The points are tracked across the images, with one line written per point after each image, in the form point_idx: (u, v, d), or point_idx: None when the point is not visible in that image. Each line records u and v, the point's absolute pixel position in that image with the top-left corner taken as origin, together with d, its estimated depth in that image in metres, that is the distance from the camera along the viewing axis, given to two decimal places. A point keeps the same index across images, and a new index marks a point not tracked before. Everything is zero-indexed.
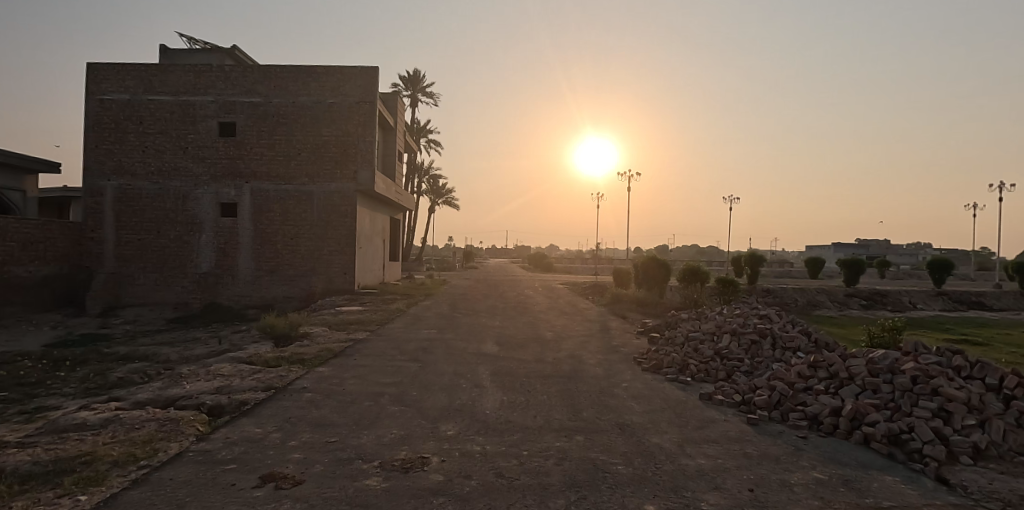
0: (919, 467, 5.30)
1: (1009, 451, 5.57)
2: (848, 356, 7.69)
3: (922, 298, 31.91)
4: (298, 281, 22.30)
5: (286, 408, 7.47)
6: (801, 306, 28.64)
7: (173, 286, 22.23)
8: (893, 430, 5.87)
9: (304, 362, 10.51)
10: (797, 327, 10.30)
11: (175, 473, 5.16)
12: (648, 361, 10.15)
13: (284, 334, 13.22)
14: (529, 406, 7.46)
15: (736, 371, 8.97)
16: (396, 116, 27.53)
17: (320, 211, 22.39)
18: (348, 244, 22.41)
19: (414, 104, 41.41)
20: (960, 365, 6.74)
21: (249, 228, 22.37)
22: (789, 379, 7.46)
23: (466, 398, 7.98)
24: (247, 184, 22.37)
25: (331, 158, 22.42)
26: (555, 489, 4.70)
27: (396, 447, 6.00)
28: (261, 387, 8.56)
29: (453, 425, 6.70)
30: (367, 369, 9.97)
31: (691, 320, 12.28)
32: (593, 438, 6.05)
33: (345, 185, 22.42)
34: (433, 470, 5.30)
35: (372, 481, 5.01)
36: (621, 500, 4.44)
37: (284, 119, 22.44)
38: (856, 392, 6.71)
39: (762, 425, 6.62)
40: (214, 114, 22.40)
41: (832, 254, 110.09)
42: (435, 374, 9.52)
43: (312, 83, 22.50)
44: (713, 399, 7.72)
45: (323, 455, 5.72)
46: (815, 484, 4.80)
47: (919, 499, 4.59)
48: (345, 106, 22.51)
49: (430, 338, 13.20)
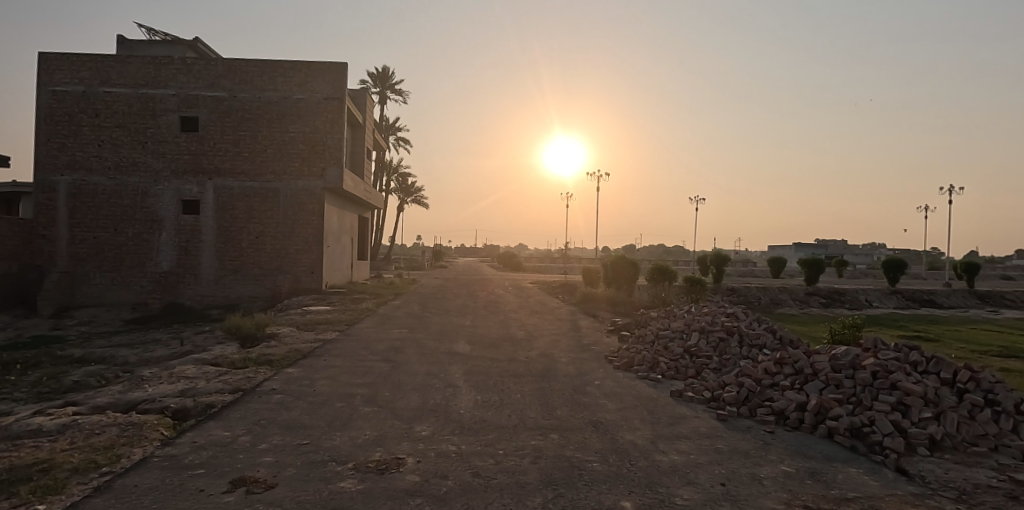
0: (880, 458, 5.52)
1: (962, 442, 5.85)
2: (812, 352, 7.95)
3: (878, 296, 33.20)
4: (264, 280, 21.81)
5: (255, 411, 7.31)
6: (764, 305, 29.44)
7: (132, 286, 21.45)
8: (856, 423, 6.11)
9: (271, 363, 10.28)
10: (763, 325, 10.59)
11: (140, 479, 5.00)
12: (620, 359, 10.29)
13: (250, 335, 12.92)
14: (504, 405, 7.48)
15: (705, 367, 9.16)
16: (365, 112, 27.20)
17: (286, 209, 21.92)
18: (316, 243, 22.03)
19: (383, 101, 40.89)
20: (917, 360, 7.03)
21: (212, 226, 21.74)
22: (756, 376, 7.68)
23: (440, 398, 7.93)
24: (210, 181, 21.74)
25: (298, 154, 21.98)
26: (531, 488, 4.73)
27: (370, 448, 5.94)
28: (228, 389, 8.36)
29: (427, 425, 6.66)
30: (337, 369, 9.82)
31: (660, 318, 12.49)
32: (568, 436, 6.10)
33: (312, 183, 22.03)
34: (408, 471, 5.26)
35: (347, 483, 4.95)
36: (598, 497, 4.50)
37: (249, 115, 21.87)
38: (821, 388, 6.92)
39: (731, 420, 6.80)
40: (176, 108, 21.73)
41: (792, 254, 113.97)
42: (408, 374, 9.44)
43: (279, 78, 22.05)
44: (683, 395, 7.87)
45: (295, 458, 5.62)
46: (784, 477, 4.95)
47: (881, 489, 4.79)
48: (313, 101, 22.14)
49: (402, 338, 13.09)
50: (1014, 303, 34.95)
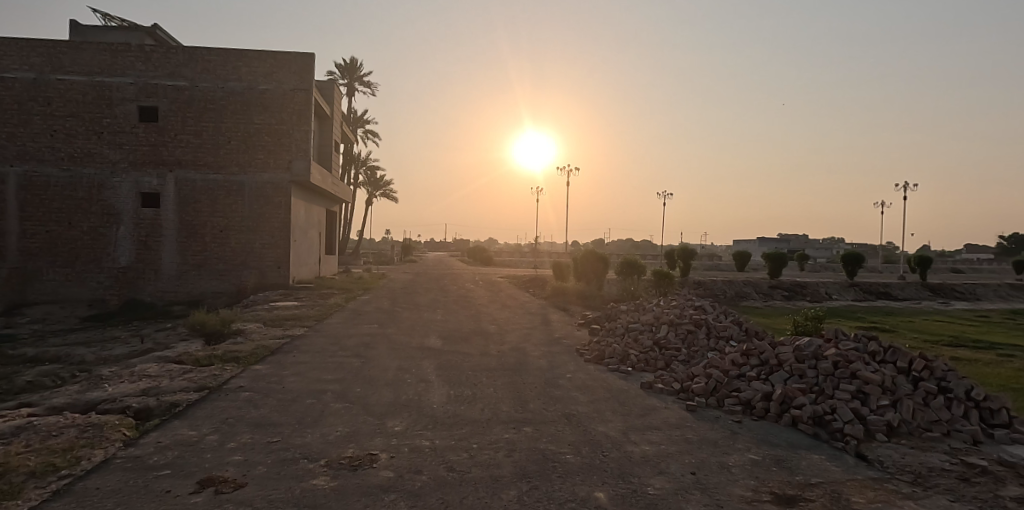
0: (841, 445, 5.74)
1: (917, 428, 6.12)
2: (776, 344, 8.20)
3: (837, 289, 34.36)
4: (229, 276, 21.26)
5: (222, 409, 7.14)
6: (729, 298, 30.15)
7: (88, 282, 20.65)
8: (818, 411, 6.33)
9: (238, 360, 10.06)
10: (730, 317, 10.85)
11: (102, 482, 4.83)
12: (591, 352, 10.40)
13: (215, 332, 12.60)
14: (477, 399, 7.49)
15: (674, 359, 9.35)
16: (333, 104, 26.71)
17: (251, 202, 21.39)
18: (283, 237, 21.59)
19: (351, 93, 40.17)
20: (875, 350, 7.31)
21: (173, 219, 21.05)
22: (723, 367, 7.90)
23: (412, 393, 7.89)
24: (170, 172, 21.03)
25: (264, 147, 21.46)
26: (506, 481, 4.76)
27: (343, 444, 5.88)
28: (193, 387, 8.15)
29: (400, 421, 6.62)
30: (307, 365, 9.66)
31: (629, 312, 12.67)
32: (541, 429, 6.15)
33: (278, 175, 21.54)
34: (382, 467, 5.23)
35: (319, 481, 4.90)
36: (572, 488, 4.56)
37: (212, 105, 21.22)
38: (785, 378, 7.14)
39: (700, 411, 6.97)
40: (133, 97, 20.94)
41: (756, 249, 117.12)
42: (379, 370, 9.35)
43: (243, 67, 21.48)
44: (653, 387, 8.02)
45: (265, 456, 5.52)
46: (751, 465, 5.10)
47: (843, 474, 4.99)
48: (279, 93, 21.66)
49: (372, 334, 12.95)
50: (963, 295, 36.61)
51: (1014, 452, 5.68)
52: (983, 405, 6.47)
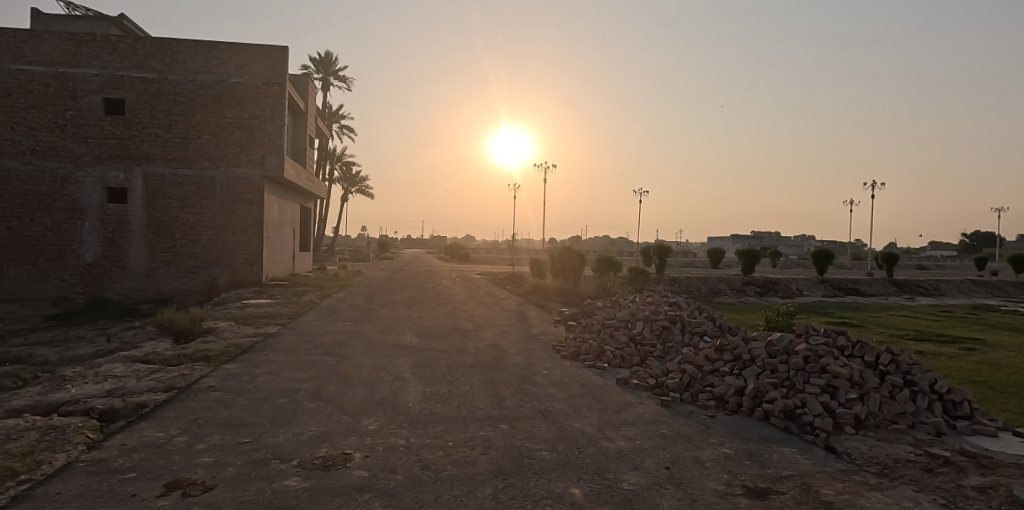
0: (811, 438, 5.86)
1: (884, 420, 6.27)
2: (749, 339, 8.32)
3: (808, 285, 35.08)
4: (199, 273, 20.78)
5: (191, 409, 6.96)
6: (703, 294, 30.56)
7: (51, 280, 19.98)
8: (789, 405, 6.44)
9: (208, 359, 9.83)
10: (703, 313, 10.98)
11: (64, 486, 4.67)
12: (567, 349, 10.42)
13: (185, 331, 12.29)
14: (453, 396, 7.45)
15: (650, 355, 9.41)
16: (307, 99, 26.26)
17: (222, 198, 20.91)
18: (256, 234, 21.18)
19: (326, 88, 39.55)
20: (844, 345, 7.47)
21: (141, 215, 20.47)
22: (697, 363, 7.99)
23: (387, 391, 7.80)
24: (138, 167, 20.42)
25: (236, 141, 21.00)
26: (481, 478, 4.73)
27: (316, 444, 5.78)
28: (161, 387, 7.93)
29: (375, 419, 6.54)
30: (280, 364, 9.49)
31: (605, 308, 12.74)
32: (517, 426, 6.14)
33: (250, 171, 21.11)
34: (355, 466, 5.15)
35: (291, 481, 4.81)
36: (546, 485, 4.55)
37: (181, 98, 20.68)
38: (758, 373, 7.24)
39: (675, 406, 7.04)
40: (99, 89, 20.27)
41: (730, 246, 119.11)
42: (354, 368, 9.24)
43: (214, 60, 20.98)
44: (629, 383, 8.08)
45: (235, 457, 5.40)
46: (724, 459, 5.17)
47: (813, 467, 5.08)
48: (251, 86, 21.23)
49: (347, 331, 12.78)
50: (928, 291, 37.73)
51: (975, 443, 5.85)
52: (946, 397, 6.64)
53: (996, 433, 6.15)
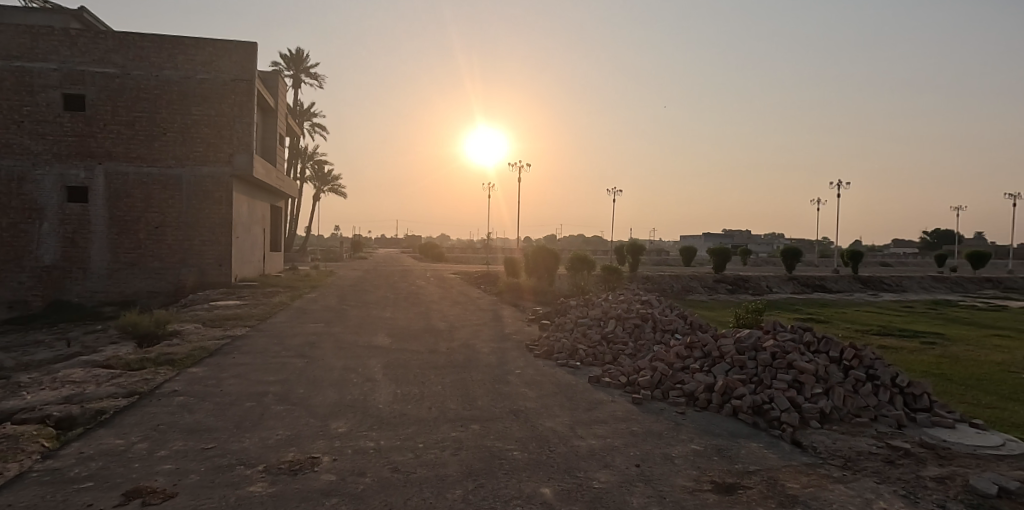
0: (778, 432, 5.96)
1: (848, 414, 6.42)
2: (719, 336, 8.44)
3: (777, 283, 35.82)
4: (165, 274, 20.20)
5: (153, 415, 6.75)
6: (676, 292, 30.96)
7: (8, 282, 19.23)
8: (757, 401, 6.54)
9: (173, 363, 9.55)
10: (675, 311, 11.10)
11: (14, 498, 4.47)
12: (540, 347, 10.43)
13: (149, 334, 11.93)
14: (424, 397, 7.36)
15: (622, 353, 9.47)
16: (277, 96, 25.76)
17: (189, 197, 20.37)
18: (224, 234, 20.71)
19: (297, 85, 38.85)
20: (810, 341, 7.63)
21: (103, 214, 19.81)
22: (668, 360, 8.07)
23: (358, 393, 7.68)
24: (99, 165, 19.74)
25: (202, 139, 20.47)
26: (452, 480, 4.69)
27: (283, 448, 5.65)
28: (122, 392, 7.67)
29: (344, 422, 6.43)
30: (248, 367, 9.27)
31: (578, 307, 12.78)
32: (488, 426, 6.10)
33: (218, 169, 20.62)
34: (323, 470, 5.05)
35: (256, 487, 4.69)
36: (517, 485, 4.52)
37: (145, 94, 20.07)
38: (727, 369, 7.34)
39: (646, 403, 7.08)
40: (57, 84, 19.56)
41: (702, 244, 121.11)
42: (324, 370, 9.08)
43: (179, 56, 20.44)
44: (601, 381, 8.11)
45: (198, 463, 5.24)
46: (693, 456, 5.21)
47: (779, 461, 5.16)
48: (218, 83, 20.73)
49: (318, 332, 12.57)
50: (890, 287, 38.94)
51: (933, 435, 6.02)
52: (907, 390, 6.82)
53: (954, 424, 6.34)
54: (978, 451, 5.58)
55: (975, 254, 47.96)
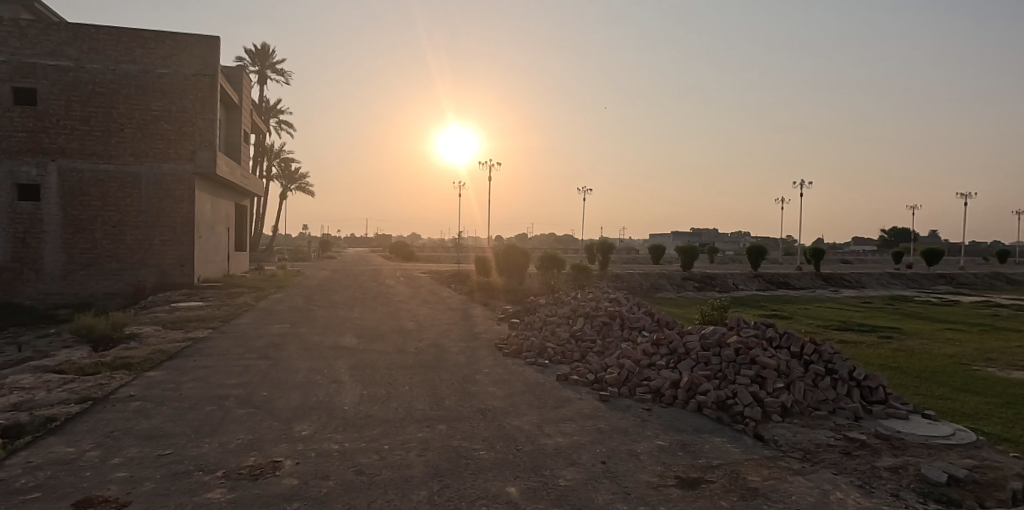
0: (740, 427, 6.08)
1: (808, 407, 6.58)
2: (685, 333, 8.56)
3: (743, 280, 36.62)
4: (124, 275, 19.50)
5: (107, 421, 6.49)
6: (645, 290, 31.38)
7: None
8: (721, 396, 6.66)
9: (130, 367, 9.22)
10: (642, 308, 11.23)
11: None
12: (509, 346, 10.41)
13: (105, 337, 11.48)
14: (391, 398, 7.27)
15: (590, 350, 9.53)
16: (242, 92, 25.17)
17: (148, 195, 19.71)
18: (186, 233, 20.13)
19: (262, 81, 37.98)
20: (773, 336, 7.80)
21: (56, 213, 19.00)
22: (635, 358, 8.15)
23: (323, 395, 7.54)
24: (52, 161, 18.91)
25: (163, 135, 19.85)
26: (417, 481, 4.63)
27: (244, 452, 5.51)
28: (75, 398, 7.36)
29: (308, 424, 6.29)
30: (209, 370, 9.01)
31: (547, 306, 12.82)
32: (455, 426, 6.05)
33: (179, 166, 20.03)
34: (285, 474, 4.93)
35: (214, 494, 4.54)
36: (482, 485, 4.50)
37: (101, 89, 19.32)
38: (692, 366, 7.45)
39: (613, 400, 7.14)
40: (6, 77, 18.69)
41: (671, 241, 123.00)
42: (288, 372, 8.89)
43: (138, 49, 19.77)
44: (569, 379, 8.14)
45: (154, 470, 5.07)
46: (658, 451, 5.26)
47: (741, 455, 5.26)
48: (179, 78, 20.14)
49: (283, 334, 12.31)
50: (850, 283, 40.25)
51: (888, 426, 6.23)
52: (864, 384, 7.02)
53: (907, 415, 6.57)
54: (930, 440, 5.79)
55: (929, 251, 49.93)
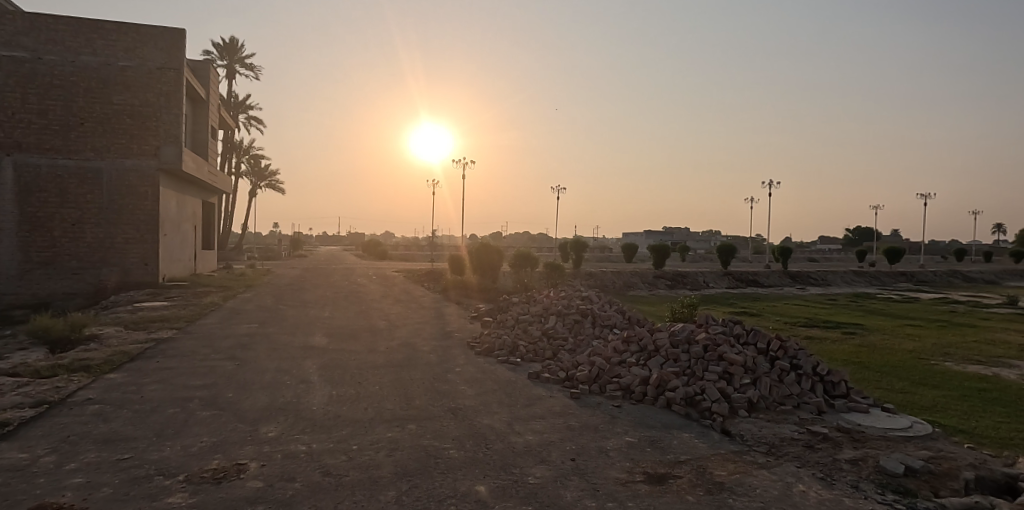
0: (708, 422, 6.17)
1: (774, 402, 6.72)
2: (655, 330, 8.66)
3: (713, 278, 37.28)
4: (84, 275, 18.86)
5: (63, 426, 6.25)
6: (618, 288, 31.69)
7: None
8: (689, 392, 6.75)
9: (89, 369, 8.91)
10: (613, 306, 11.32)
11: None
12: (481, 345, 10.39)
13: (63, 338, 11.07)
14: (360, 398, 7.17)
15: (561, 348, 9.57)
16: (209, 87, 24.57)
17: (110, 191, 19.07)
18: (150, 231, 19.56)
19: (231, 75, 37.11)
20: (740, 333, 7.96)
21: (10, 210, 18.23)
22: (606, 355, 8.21)
23: (290, 395, 7.40)
24: (7, 156, 18.13)
25: (125, 130, 19.25)
26: (385, 481, 4.58)
27: (207, 455, 5.37)
28: (28, 402, 7.07)
29: (274, 426, 6.17)
30: (172, 372, 8.76)
31: (519, 304, 12.83)
32: (425, 426, 6.00)
33: (143, 162, 19.46)
34: (250, 477, 4.82)
35: (175, 498, 4.42)
36: (452, 484, 4.47)
37: (59, 81, 18.61)
38: (662, 363, 7.54)
39: (584, 397, 7.18)
40: None
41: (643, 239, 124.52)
42: (255, 372, 8.71)
43: (99, 41, 19.14)
44: (540, 377, 8.15)
45: (112, 475, 4.90)
46: (627, 448, 5.31)
47: (709, 450, 5.33)
48: (143, 71, 19.57)
49: (251, 334, 12.05)
50: (816, 281, 41.34)
51: (850, 419, 6.41)
52: (826, 378, 7.21)
53: (868, 408, 6.76)
54: (889, 433, 5.97)
55: (891, 249, 51.62)
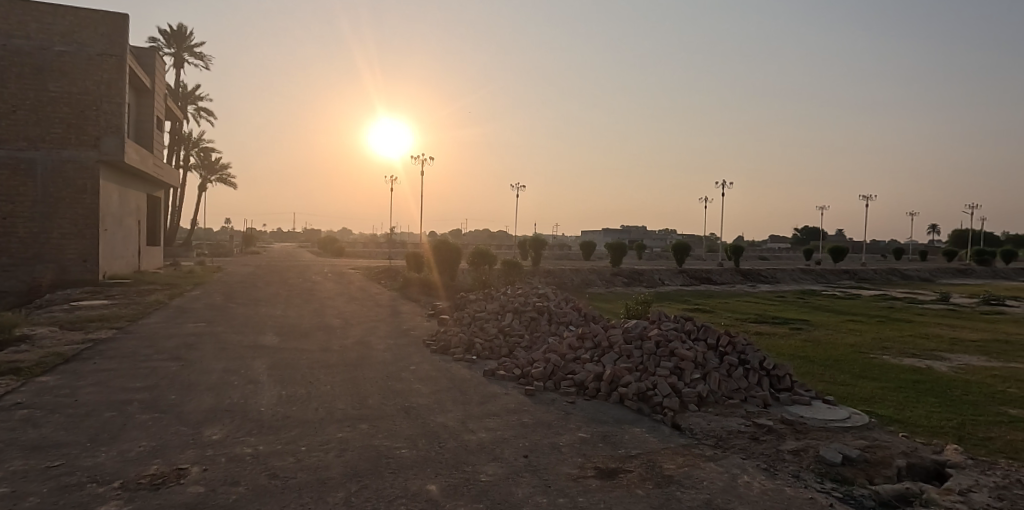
0: (660, 417, 6.29)
1: (722, 396, 6.91)
2: (609, 327, 8.76)
3: (669, 275, 38.13)
4: (16, 272, 17.78)
5: None
6: (576, 285, 32.03)
7: None
8: (641, 387, 6.87)
9: (18, 371, 8.39)
10: (569, 304, 11.40)
11: None
12: (437, 343, 10.30)
13: None
14: (311, 398, 7.00)
15: (517, 345, 9.60)
16: (154, 76, 23.49)
17: (45, 183, 18.01)
18: (89, 226, 18.57)
19: (178, 64, 35.59)
20: (691, 329, 8.13)
21: None
22: (561, 352, 8.26)
23: (238, 396, 7.16)
24: None
25: (62, 120, 18.20)
26: (334, 482, 4.48)
27: (146, 460, 5.13)
28: None
29: (219, 428, 5.95)
30: (111, 373, 8.34)
31: (476, 302, 12.77)
32: (377, 425, 5.90)
33: (81, 153, 18.40)
34: (190, 482, 4.63)
35: (108, 506, 4.20)
36: (403, 484, 4.41)
37: None
38: (615, 359, 7.65)
39: (538, 395, 7.20)
40: None
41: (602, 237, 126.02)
42: (200, 373, 8.38)
43: (33, 24, 18.04)
44: (496, 374, 8.15)
45: (40, 484, 4.63)
46: (579, 443, 5.37)
47: (658, 444, 5.44)
48: (82, 56, 18.54)
49: (197, 333, 11.59)
50: (765, 278, 42.80)
51: (793, 411, 6.65)
52: (772, 373, 7.47)
53: (810, 401, 7.04)
54: (829, 424, 6.22)
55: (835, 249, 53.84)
